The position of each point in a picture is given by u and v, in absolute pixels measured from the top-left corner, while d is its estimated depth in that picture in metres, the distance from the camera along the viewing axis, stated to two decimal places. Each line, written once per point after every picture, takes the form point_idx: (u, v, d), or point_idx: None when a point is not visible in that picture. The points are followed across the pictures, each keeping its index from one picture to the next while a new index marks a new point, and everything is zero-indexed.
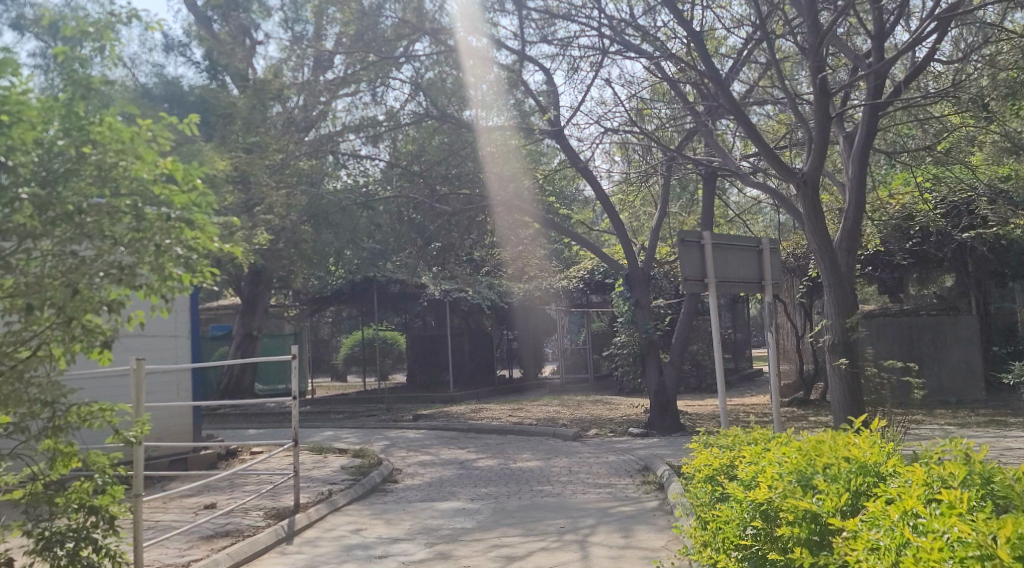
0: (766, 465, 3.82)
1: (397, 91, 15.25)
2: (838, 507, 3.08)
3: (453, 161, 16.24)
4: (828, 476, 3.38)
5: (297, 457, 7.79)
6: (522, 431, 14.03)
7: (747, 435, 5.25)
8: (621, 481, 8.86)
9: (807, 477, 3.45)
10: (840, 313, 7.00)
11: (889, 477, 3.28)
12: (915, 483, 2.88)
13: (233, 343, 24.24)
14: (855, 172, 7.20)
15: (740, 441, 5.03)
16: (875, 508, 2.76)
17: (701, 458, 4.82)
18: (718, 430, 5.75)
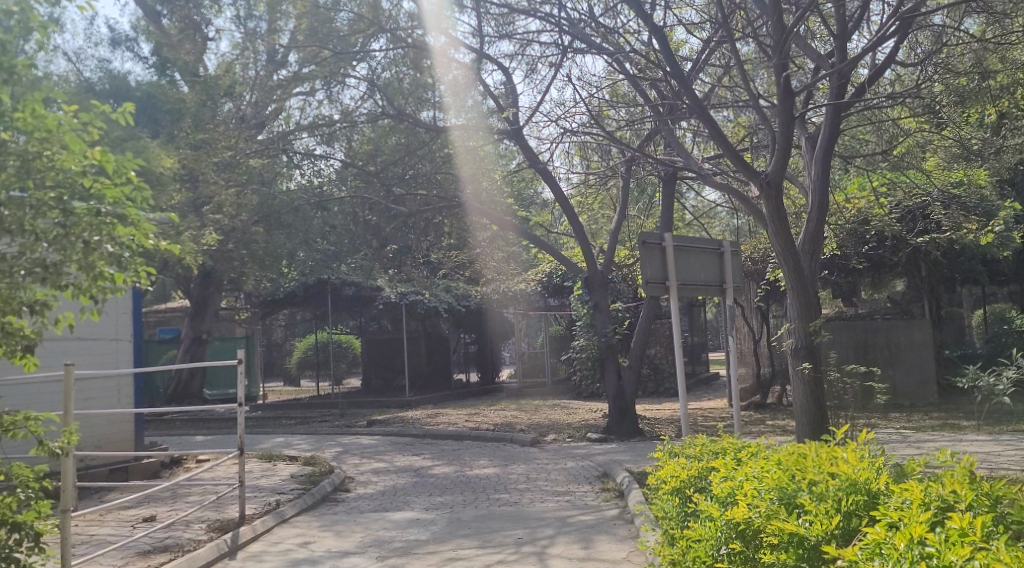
0: (743, 480, 3.64)
1: (353, 90, 14.90)
2: (829, 531, 2.90)
3: (409, 160, 15.90)
4: (814, 494, 3.21)
5: (241, 468, 7.43)
6: (479, 436, 13.77)
7: (714, 445, 5.08)
8: (580, 488, 8.65)
9: (791, 496, 3.27)
10: (804, 317, 6.87)
11: (881, 497, 3.13)
12: (918, 509, 2.71)
13: (182, 347, 23.56)
14: (818, 173, 7.09)
15: (708, 451, 4.86)
16: (875, 535, 2.58)
17: (667, 469, 4.63)
18: (683, 438, 5.57)
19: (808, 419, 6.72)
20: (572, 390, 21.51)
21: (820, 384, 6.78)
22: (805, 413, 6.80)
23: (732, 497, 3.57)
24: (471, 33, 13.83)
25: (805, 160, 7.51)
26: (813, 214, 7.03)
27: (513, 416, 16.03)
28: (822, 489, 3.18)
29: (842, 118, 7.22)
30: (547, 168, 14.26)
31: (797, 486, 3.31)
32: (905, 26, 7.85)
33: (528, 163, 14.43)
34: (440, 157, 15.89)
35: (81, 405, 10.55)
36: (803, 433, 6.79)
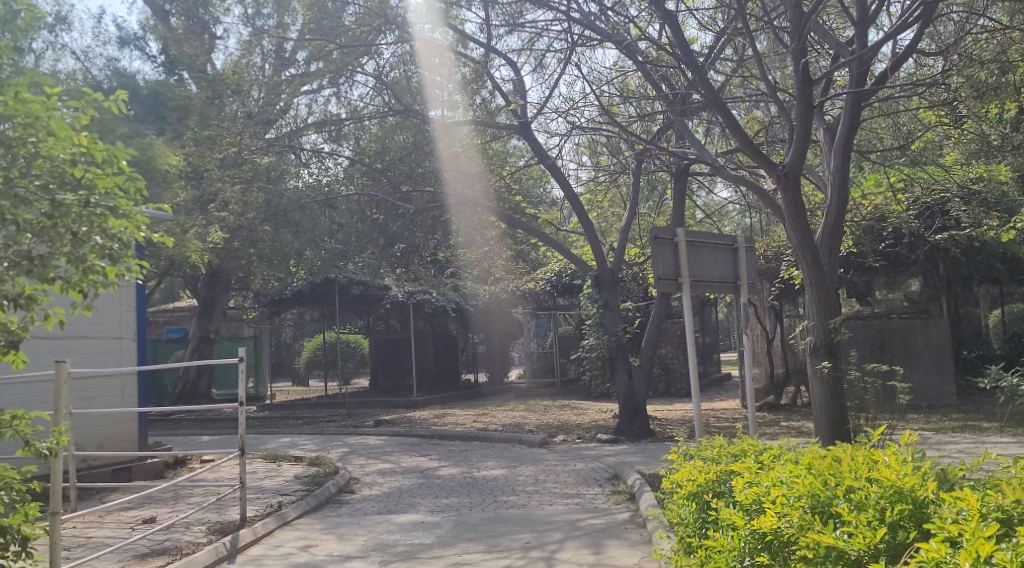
0: (770, 486, 3.43)
1: (361, 87, 14.74)
2: (873, 545, 2.69)
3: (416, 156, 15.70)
4: (852, 503, 3.00)
5: (243, 468, 7.19)
6: (487, 437, 13.56)
7: (732, 446, 4.86)
8: (590, 490, 8.43)
9: (827, 505, 3.06)
10: (824, 314, 6.61)
11: (929, 507, 2.92)
12: (977, 525, 2.50)
13: (189, 346, 23.42)
14: (837, 165, 6.84)
15: (725, 453, 4.65)
16: (933, 554, 2.35)
17: (682, 473, 4.42)
18: (699, 440, 5.35)
19: (828, 419, 6.51)
20: (582, 391, 21.27)
21: (840, 383, 6.56)
22: (824, 414, 6.58)
23: (758, 505, 3.36)
24: (479, 29, 13.64)
25: (824, 152, 7.26)
26: (832, 207, 6.79)
27: (522, 417, 15.82)
28: (860, 497, 2.97)
29: (862, 107, 6.98)
30: (555, 163, 14.03)
31: (832, 493, 3.10)
32: (928, 12, 7.60)
33: (537, 159, 14.22)
34: (447, 153, 15.69)
35: (83, 404, 10.39)
36: (821, 434, 6.58)
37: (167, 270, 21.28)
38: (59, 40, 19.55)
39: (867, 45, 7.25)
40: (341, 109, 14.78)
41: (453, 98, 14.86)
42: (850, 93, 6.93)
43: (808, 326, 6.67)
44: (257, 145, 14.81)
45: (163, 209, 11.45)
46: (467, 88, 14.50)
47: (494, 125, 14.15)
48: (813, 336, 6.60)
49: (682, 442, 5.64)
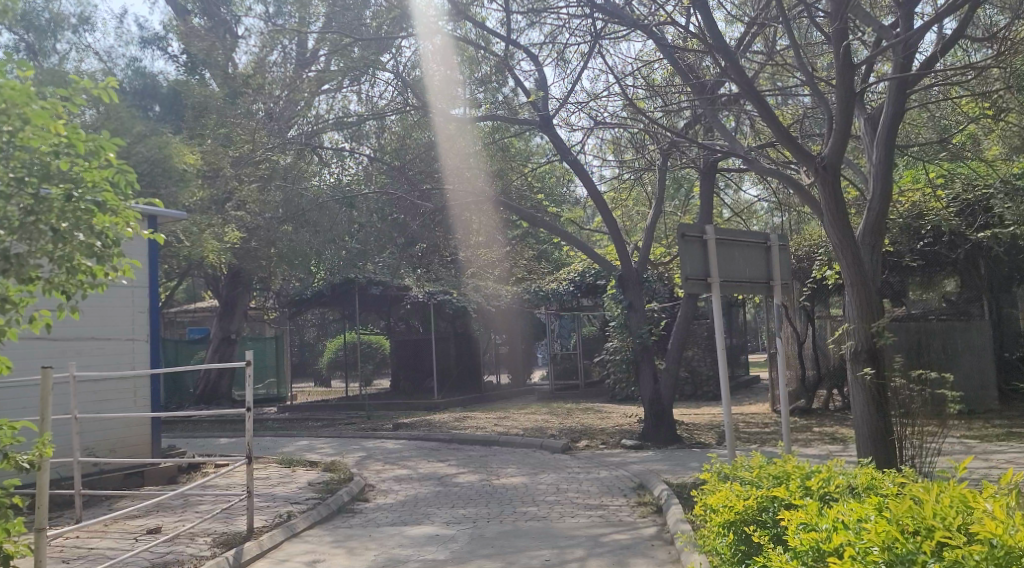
0: (836, 533, 3.00)
1: (382, 87, 14.40)
2: None
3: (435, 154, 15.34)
4: (944, 562, 2.56)
5: (250, 477, 6.86)
6: (508, 442, 13.19)
7: (773, 466, 4.47)
8: (614, 501, 8.03)
9: (908, 561, 2.64)
10: (865, 316, 6.14)
11: None
12: None
13: (210, 347, 23.25)
14: (880, 156, 6.41)
15: (766, 475, 4.26)
16: None
17: (720, 499, 4.01)
18: (733, 459, 4.95)
19: (870, 426, 6.10)
20: (606, 393, 20.83)
21: (883, 390, 6.14)
22: (864, 421, 6.16)
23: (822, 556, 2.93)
24: (501, 23, 13.29)
25: (865, 143, 6.82)
26: (874, 201, 6.35)
27: (544, 421, 15.44)
28: (956, 556, 2.53)
29: (907, 94, 6.54)
30: (578, 159, 13.63)
31: (915, 546, 2.68)
32: None
33: (558, 155, 13.85)
34: (468, 152, 15.37)
35: (95, 408, 10.14)
36: (862, 441, 6.17)
37: (188, 269, 21.16)
38: (82, 40, 19.44)
39: (912, 28, 6.81)
40: (360, 106, 14.49)
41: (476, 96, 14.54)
42: (893, 79, 6.50)
43: (848, 329, 6.22)
44: (273, 144, 14.58)
45: (177, 208, 11.20)
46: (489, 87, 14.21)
47: (515, 121, 13.80)
48: (853, 340, 6.15)
49: (713, 459, 5.22)
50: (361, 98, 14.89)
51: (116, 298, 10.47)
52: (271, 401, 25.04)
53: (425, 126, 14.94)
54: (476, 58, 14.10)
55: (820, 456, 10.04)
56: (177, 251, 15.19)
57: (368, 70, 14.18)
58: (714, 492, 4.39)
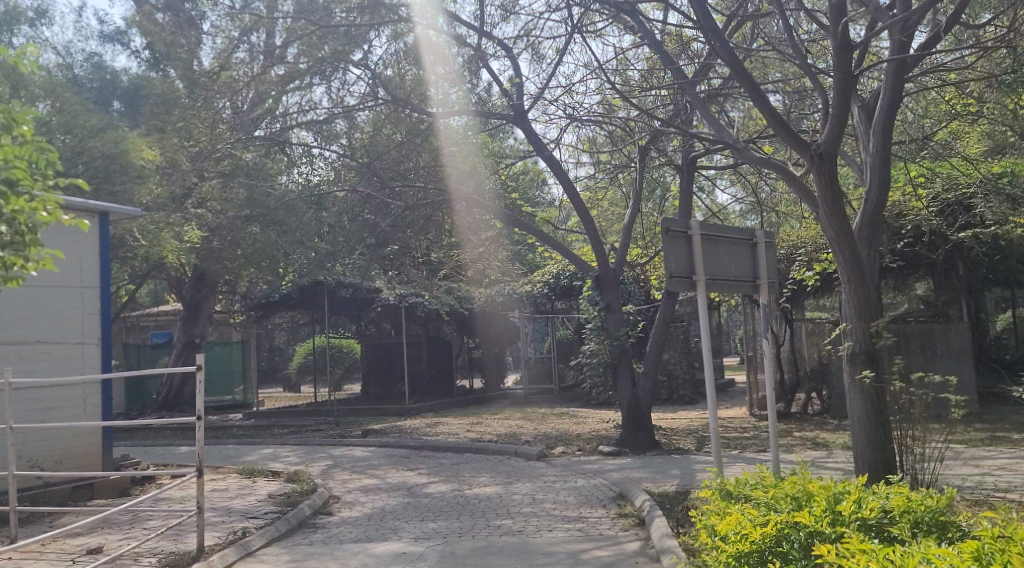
0: None
1: (352, 87, 13.78)
2: None
3: (407, 150, 14.82)
4: None
5: (200, 492, 6.30)
6: (482, 449, 12.71)
7: (787, 490, 4.22)
8: (593, 513, 7.58)
9: None
10: (862, 316, 5.74)
11: None
12: None
13: (174, 352, 22.54)
14: (877, 144, 6.04)
15: (785, 500, 4.03)
16: None
17: (736, 529, 3.76)
18: (737, 485, 4.68)
19: (869, 434, 5.69)
20: (581, 398, 20.41)
21: (882, 394, 5.72)
22: (862, 428, 5.75)
23: None
24: (474, 14, 12.85)
25: (860, 132, 6.46)
26: (872, 193, 5.96)
27: (519, 426, 14.96)
28: None
29: (905, 80, 6.19)
30: (554, 157, 13.21)
31: None
32: None
33: (533, 150, 13.43)
34: (442, 152, 14.93)
35: (40, 417, 9.52)
36: (861, 450, 5.76)
37: (149, 271, 20.47)
38: (40, 34, 18.71)
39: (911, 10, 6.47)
40: (329, 102, 14.01)
41: (449, 98, 14.11)
42: (890, 63, 6.15)
43: (845, 329, 5.81)
44: (238, 140, 14.02)
45: (131, 205, 10.60)
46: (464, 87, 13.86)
47: (487, 115, 13.40)
48: (852, 340, 5.74)
49: (715, 480, 4.92)
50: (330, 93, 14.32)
51: (61, 297, 9.87)
52: (237, 407, 24.34)
53: (398, 125, 14.43)
54: (451, 54, 13.71)
55: (805, 462, 9.66)
56: (135, 251, 14.58)
57: (339, 66, 13.58)
58: (721, 519, 4.13)
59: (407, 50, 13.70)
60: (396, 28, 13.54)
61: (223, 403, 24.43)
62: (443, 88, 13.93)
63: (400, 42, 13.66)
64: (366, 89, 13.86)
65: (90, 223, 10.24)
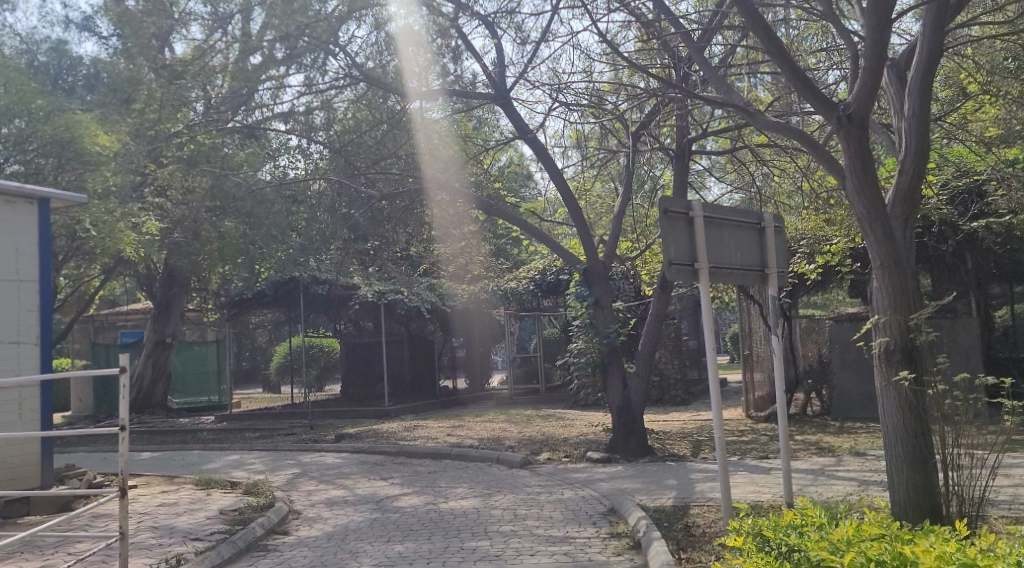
0: None
1: (328, 76, 12.77)
2: None
3: (387, 144, 13.83)
4: None
5: (121, 515, 5.41)
6: (462, 455, 11.82)
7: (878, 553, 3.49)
8: (582, 532, 6.73)
9: None
10: (897, 307, 4.89)
11: None
12: None
13: (144, 352, 21.57)
14: (913, 106, 5.22)
15: None
16: None
17: None
18: (802, 547, 3.94)
19: (904, 446, 4.84)
20: (568, 399, 19.53)
21: (921, 399, 4.86)
22: (896, 442, 4.89)
23: None
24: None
25: (892, 94, 5.66)
26: (909, 160, 5.14)
27: (503, 430, 14.06)
28: None
29: (946, 27, 5.40)
30: (539, 142, 12.33)
31: None
32: None
33: (518, 135, 12.55)
34: (424, 144, 13.98)
35: None
36: (893, 465, 4.90)
37: (116, 265, 19.51)
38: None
39: None
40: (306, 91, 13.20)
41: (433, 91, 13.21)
42: (927, 12, 5.34)
43: (878, 323, 4.96)
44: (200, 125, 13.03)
45: (75, 194, 9.63)
46: (453, 74, 12.88)
47: (467, 95, 12.46)
48: (887, 334, 4.88)
49: (768, 537, 4.19)
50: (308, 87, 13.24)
51: None
52: (211, 408, 23.36)
53: (374, 109, 13.46)
54: (435, 46, 12.79)
55: (813, 470, 8.79)
56: (91, 243, 13.70)
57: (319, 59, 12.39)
58: None
59: (389, 40, 12.80)
60: (378, 15, 12.73)
61: (197, 404, 23.45)
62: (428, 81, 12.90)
63: (382, 31, 12.79)
64: (344, 82, 12.96)
65: (29, 214, 9.29)
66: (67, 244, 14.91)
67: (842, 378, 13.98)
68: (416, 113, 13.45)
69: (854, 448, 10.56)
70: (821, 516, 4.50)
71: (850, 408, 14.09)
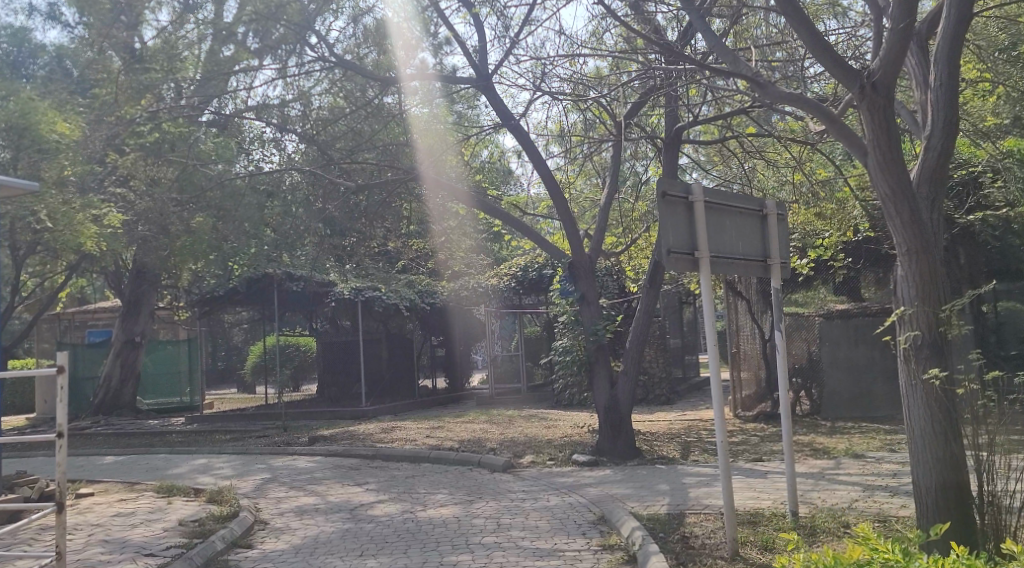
0: None
1: (303, 64, 12.13)
2: None
3: (366, 140, 13.25)
4: None
5: (59, 532, 4.84)
6: (441, 459, 11.26)
7: None
8: (572, 545, 6.21)
9: None
10: (923, 295, 4.57)
11: None
12: None
13: (111, 352, 20.80)
14: (940, 76, 4.87)
15: None
16: None
17: None
18: None
19: (934, 452, 4.50)
20: (551, 399, 18.99)
21: (952, 399, 4.50)
22: (925, 446, 4.54)
23: None
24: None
25: (916, 66, 5.30)
26: (935, 137, 4.81)
27: (484, 431, 13.51)
28: None
29: None
30: (522, 130, 11.79)
31: None
32: None
33: (500, 121, 12.00)
34: (403, 141, 13.36)
35: None
36: (922, 472, 4.56)
37: (81, 261, 18.73)
38: None
39: None
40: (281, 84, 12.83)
41: (414, 85, 12.61)
42: None
43: (904, 315, 4.61)
44: (167, 114, 12.34)
45: (27, 182, 8.96)
46: (435, 66, 12.28)
47: (449, 80, 11.85)
48: (916, 328, 4.53)
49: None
50: (283, 79, 12.59)
51: None
52: (182, 409, 22.60)
53: (352, 100, 12.89)
54: (415, 36, 12.19)
55: (813, 474, 8.32)
56: (48, 236, 13.00)
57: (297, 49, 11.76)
58: None
59: (371, 31, 12.36)
60: (357, 7, 12.21)
61: (167, 406, 22.68)
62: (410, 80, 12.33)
63: (362, 23, 12.36)
64: (320, 69, 12.34)
65: None
66: (26, 237, 14.17)
67: (833, 376, 13.60)
68: (396, 107, 12.86)
69: (852, 450, 10.11)
70: (885, 541, 3.94)
71: (841, 408, 13.69)
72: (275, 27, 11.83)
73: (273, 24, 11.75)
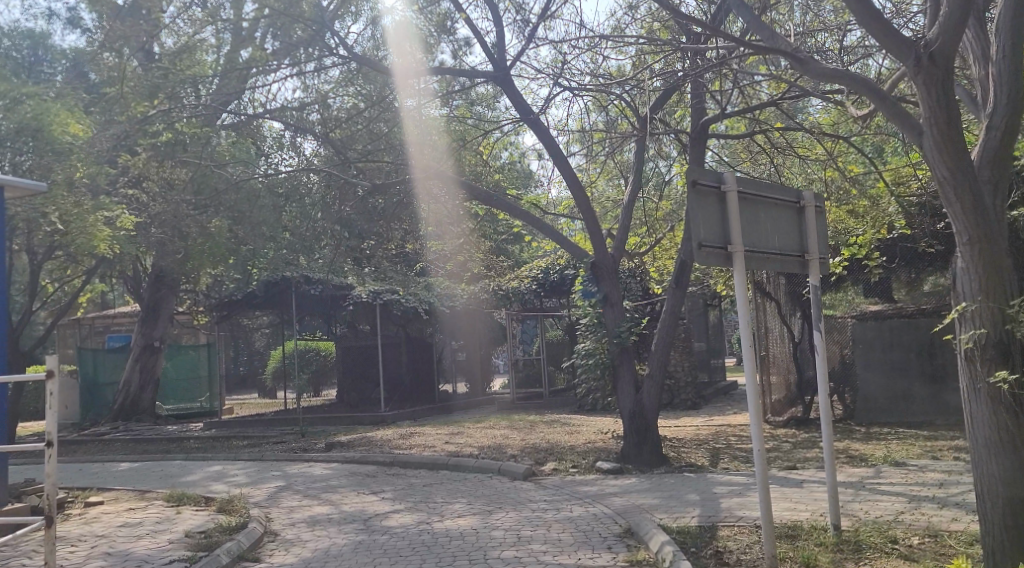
0: None
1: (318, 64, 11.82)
2: None
3: (382, 143, 12.93)
4: None
5: (49, 548, 4.53)
6: (460, 466, 10.89)
7: None
8: (597, 560, 5.82)
9: None
10: (986, 286, 4.30)
11: None
12: None
13: (131, 356, 20.65)
14: (1002, 48, 4.53)
15: None
16: None
17: None
18: None
19: (999, 466, 4.25)
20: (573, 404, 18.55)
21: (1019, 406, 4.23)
22: (990, 457, 4.29)
23: None
24: None
25: (974, 38, 4.96)
26: (997, 113, 4.48)
27: (505, 437, 13.11)
28: None
29: None
30: (542, 127, 11.41)
31: None
32: None
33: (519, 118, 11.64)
34: (419, 141, 13.03)
35: None
36: (986, 488, 4.32)
37: (99, 265, 18.57)
38: None
39: None
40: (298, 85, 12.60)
41: (431, 86, 12.27)
42: None
43: (965, 311, 4.35)
44: (179, 115, 12.08)
45: (35, 182, 8.67)
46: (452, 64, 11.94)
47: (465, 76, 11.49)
48: (981, 327, 4.27)
49: None
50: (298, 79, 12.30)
51: None
52: (202, 415, 22.42)
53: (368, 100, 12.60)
54: (432, 36, 11.89)
55: (852, 483, 7.87)
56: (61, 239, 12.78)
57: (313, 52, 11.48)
58: None
59: (386, 33, 12.07)
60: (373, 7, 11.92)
61: (187, 412, 22.50)
62: (426, 79, 12.01)
63: (378, 25, 12.06)
64: (334, 68, 12.03)
65: None
66: (39, 240, 13.98)
67: (867, 380, 13.12)
68: (412, 110, 12.54)
69: (891, 456, 9.65)
70: None
71: (875, 412, 13.19)
72: (295, 32, 11.60)
73: (286, 23, 11.48)
